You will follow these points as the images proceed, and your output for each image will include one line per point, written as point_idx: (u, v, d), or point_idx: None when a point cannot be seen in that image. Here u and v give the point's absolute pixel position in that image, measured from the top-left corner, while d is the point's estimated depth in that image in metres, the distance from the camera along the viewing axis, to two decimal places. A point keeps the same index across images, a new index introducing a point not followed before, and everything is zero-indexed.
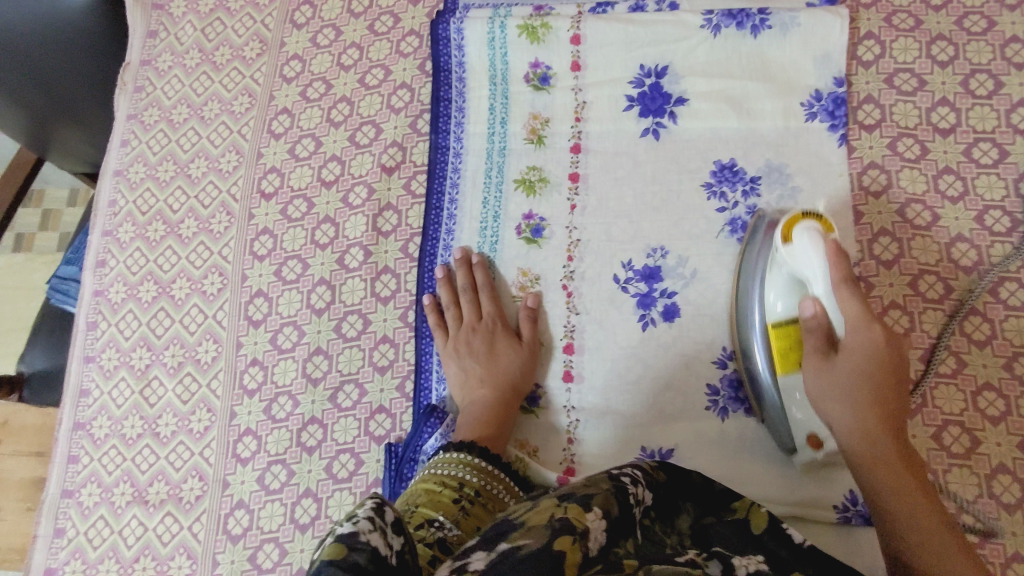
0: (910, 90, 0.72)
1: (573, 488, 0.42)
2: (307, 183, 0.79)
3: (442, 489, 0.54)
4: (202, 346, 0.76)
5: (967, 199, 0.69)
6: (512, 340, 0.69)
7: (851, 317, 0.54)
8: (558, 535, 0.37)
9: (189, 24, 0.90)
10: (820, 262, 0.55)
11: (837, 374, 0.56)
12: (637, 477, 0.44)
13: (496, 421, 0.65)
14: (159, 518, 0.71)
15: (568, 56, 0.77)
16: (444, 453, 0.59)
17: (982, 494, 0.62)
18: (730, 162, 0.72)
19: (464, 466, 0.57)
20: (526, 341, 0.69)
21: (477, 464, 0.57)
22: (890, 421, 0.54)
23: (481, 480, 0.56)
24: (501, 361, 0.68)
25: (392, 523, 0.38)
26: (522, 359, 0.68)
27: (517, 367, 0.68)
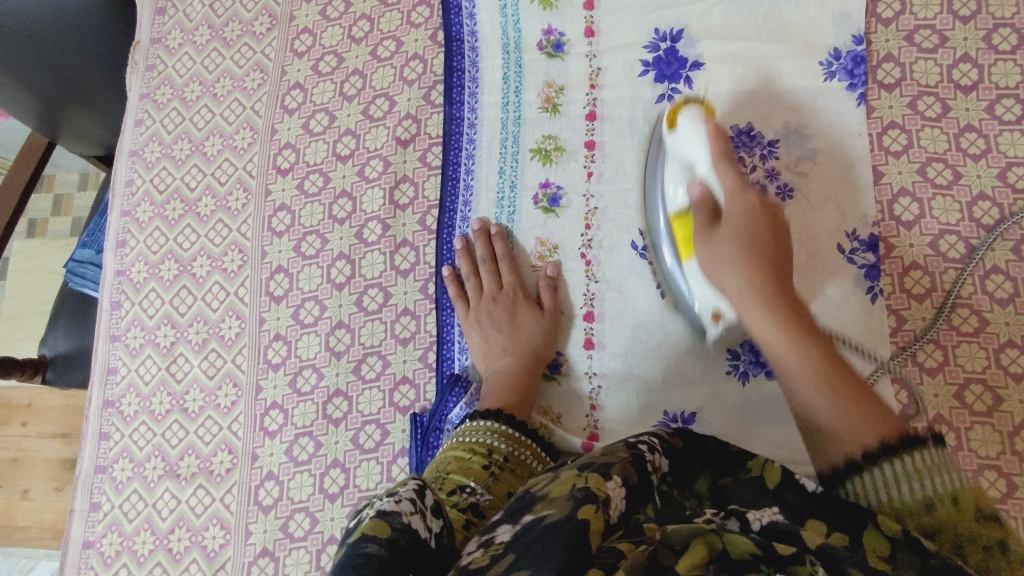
0: (931, 47, 0.71)
1: (590, 459, 0.42)
2: (322, 158, 0.79)
3: (472, 457, 0.55)
4: (225, 322, 0.77)
5: (990, 156, 0.68)
6: (532, 307, 0.70)
7: (728, 183, 0.57)
8: (580, 505, 0.37)
9: (197, 0, 0.89)
10: (703, 144, 0.60)
11: (720, 239, 0.56)
12: (653, 445, 0.44)
13: (519, 388, 0.65)
14: (192, 490, 0.72)
15: (582, 22, 0.76)
16: (472, 421, 0.60)
17: (1006, 451, 0.62)
18: (747, 127, 0.72)
19: (493, 434, 0.58)
20: (547, 309, 0.70)
21: (505, 432, 0.58)
22: (775, 275, 0.53)
23: (508, 448, 0.57)
24: (523, 329, 0.69)
25: (432, 507, 0.40)
26: (543, 327, 0.69)
27: (539, 334, 0.69)
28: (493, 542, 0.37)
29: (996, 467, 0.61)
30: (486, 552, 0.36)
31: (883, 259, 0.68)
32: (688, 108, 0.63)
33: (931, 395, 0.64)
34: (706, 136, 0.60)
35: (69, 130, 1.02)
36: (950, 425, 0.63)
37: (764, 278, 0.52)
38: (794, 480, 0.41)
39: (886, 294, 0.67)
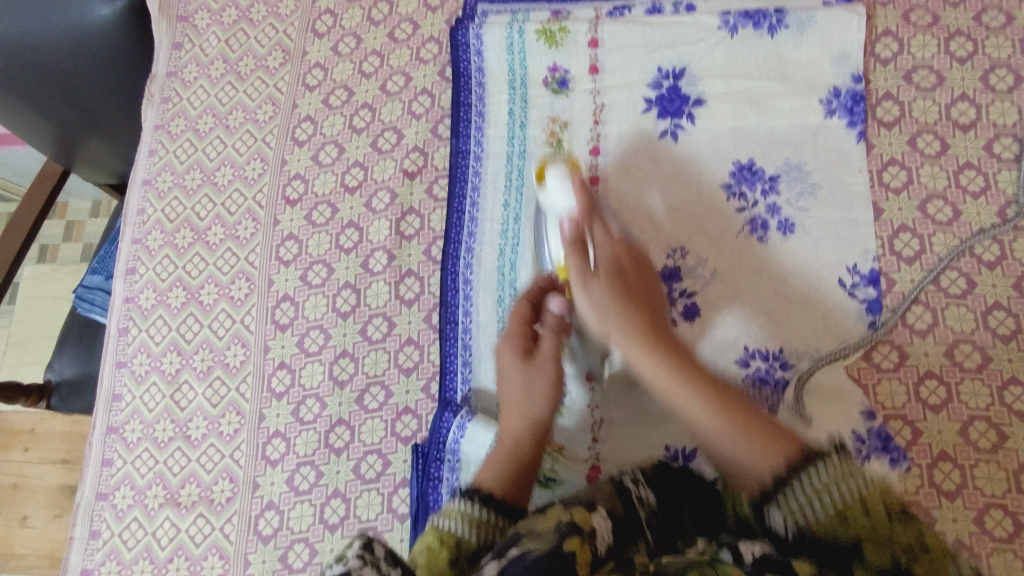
0: (929, 86, 0.72)
1: (578, 497, 0.48)
2: (330, 190, 0.80)
3: (440, 547, 0.49)
4: (230, 350, 0.77)
5: (989, 194, 0.69)
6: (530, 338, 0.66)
7: (606, 256, 0.64)
8: (570, 536, 0.42)
9: (213, 35, 0.92)
10: (569, 197, 0.66)
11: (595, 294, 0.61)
12: (637, 477, 0.53)
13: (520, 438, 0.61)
14: (191, 519, 0.72)
15: (587, 60, 0.77)
16: (462, 502, 0.54)
17: (1011, 489, 0.61)
18: (749, 162, 0.73)
19: (460, 518, 0.52)
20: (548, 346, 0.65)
21: (474, 512, 0.53)
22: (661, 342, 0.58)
23: (475, 531, 0.51)
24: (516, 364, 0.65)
25: (385, 559, 0.39)
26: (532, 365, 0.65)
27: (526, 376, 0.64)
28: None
29: (1001, 506, 0.61)
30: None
31: (885, 293, 0.68)
32: (556, 165, 0.69)
33: (934, 431, 0.64)
34: (574, 190, 0.66)
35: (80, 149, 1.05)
36: (955, 462, 0.63)
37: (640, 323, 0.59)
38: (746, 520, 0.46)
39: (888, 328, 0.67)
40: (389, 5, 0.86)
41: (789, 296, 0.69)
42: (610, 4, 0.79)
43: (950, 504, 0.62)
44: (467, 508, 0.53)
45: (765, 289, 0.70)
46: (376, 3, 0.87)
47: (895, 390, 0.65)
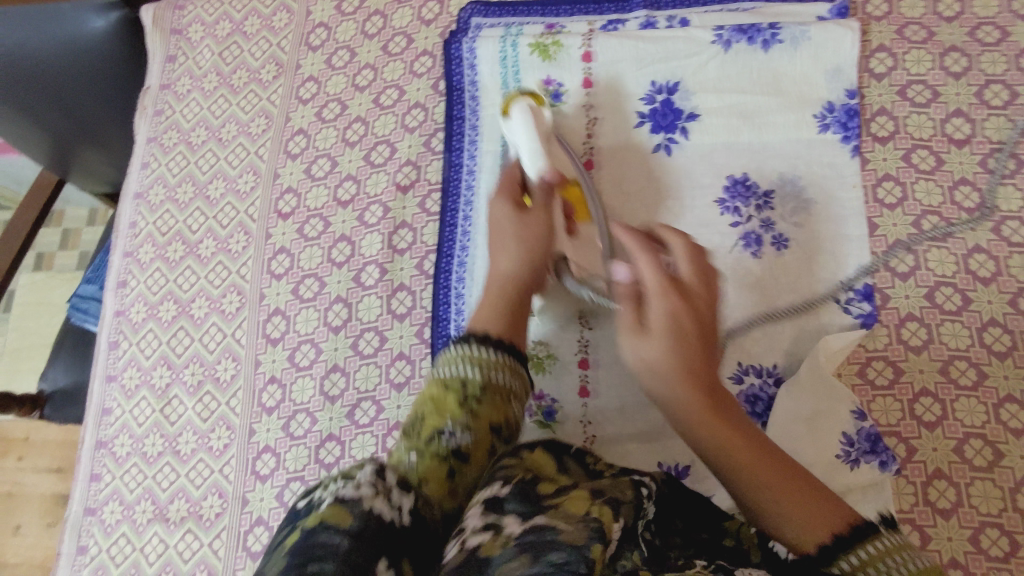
0: (923, 101, 0.72)
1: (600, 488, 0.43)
2: (323, 203, 0.80)
3: (444, 391, 0.54)
4: (221, 364, 0.77)
5: (984, 210, 0.68)
6: (521, 223, 0.66)
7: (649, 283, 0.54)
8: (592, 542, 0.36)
9: (207, 49, 0.91)
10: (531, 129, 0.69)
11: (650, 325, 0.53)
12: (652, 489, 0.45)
13: (501, 319, 0.60)
14: (180, 535, 0.72)
15: (580, 74, 0.77)
16: (466, 345, 0.57)
17: (1008, 508, 0.61)
18: (743, 176, 0.72)
19: (466, 360, 0.55)
20: (535, 217, 0.66)
21: (488, 357, 0.56)
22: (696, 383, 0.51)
23: (484, 377, 0.54)
24: (498, 266, 0.66)
25: (392, 485, 0.43)
26: (521, 248, 0.65)
27: (511, 263, 0.65)
28: (502, 530, 0.40)
29: (998, 525, 0.60)
30: (495, 538, 0.39)
31: (880, 309, 0.67)
32: (521, 99, 0.71)
33: (929, 449, 0.63)
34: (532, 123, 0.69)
35: (76, 159, 1.05)
36: (950, 480, 0.62)
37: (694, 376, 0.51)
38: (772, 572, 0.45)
39: (883, 344, 0.66)
40: (383, 18, 0.86)
41: (783, 311, 0.68)
42: (604, 19, 0.79)
43: (946, 524, 0.61)
44: (481, 353, 0.56)
45: (758, 305, 0.69)
46: (370, 16, 0.87)
47: (890, 407, 0.65)
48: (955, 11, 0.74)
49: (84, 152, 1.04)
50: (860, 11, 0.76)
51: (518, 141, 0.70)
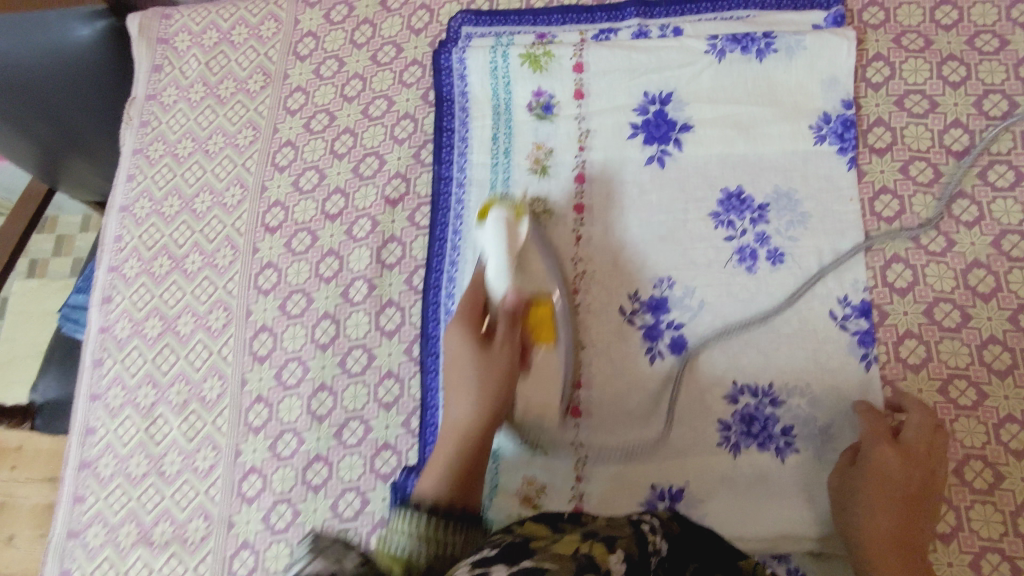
0: (921, 112, 0.71)
1: (598, 528, 0.45)
2: (310, 217, 0.79)
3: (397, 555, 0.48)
4: (207, 382, 0.75)
5: (983, 224, 0.67)
6: (484, 369, 0.63)
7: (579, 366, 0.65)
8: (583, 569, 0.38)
9: (193, 59, 0.90)
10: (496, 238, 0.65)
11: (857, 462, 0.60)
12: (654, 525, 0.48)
13: (450, 475, 0.58)
14: (164, 559, 0.70)
15: (571, 84, 0.76)
16: (410, 517, 0.52)
17: (1008, 532, 0.59)
18: (737, 189, 0.71)
19: (409, 535, 0.51)
20: (497, 357, 0.64)
21: (425, 525, 0.52)
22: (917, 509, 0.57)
23: (431, 549, 0.50)
24: (452, 412, 0.63)
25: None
26: (479, 394, 0.62)
27: (468, 410, 0.62)
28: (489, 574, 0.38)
29: (998, 550, 0.59)
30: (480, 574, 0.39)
31: (878, 326, 0.66)
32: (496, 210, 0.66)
33: None
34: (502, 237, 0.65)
35: (64, 168, 1.04)
36: (950, 503, 0.61)
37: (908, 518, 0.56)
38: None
39: (880, 361, 0.65)
40: (372, 27, 0.85)
41: (779, 328, 0.67)
42: (596, 28, 0.78)
43: (945, 548, 0.60)
44: (418, 522, 0.52)
45: (755, 322, 0.68)
46: (359, 25, 0.85)
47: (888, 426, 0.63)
48: (954, 18, 0.72)
49: (72, 161, 1.03)
50: (857, 19, 0.74)
51: (487, 252, 0.65)
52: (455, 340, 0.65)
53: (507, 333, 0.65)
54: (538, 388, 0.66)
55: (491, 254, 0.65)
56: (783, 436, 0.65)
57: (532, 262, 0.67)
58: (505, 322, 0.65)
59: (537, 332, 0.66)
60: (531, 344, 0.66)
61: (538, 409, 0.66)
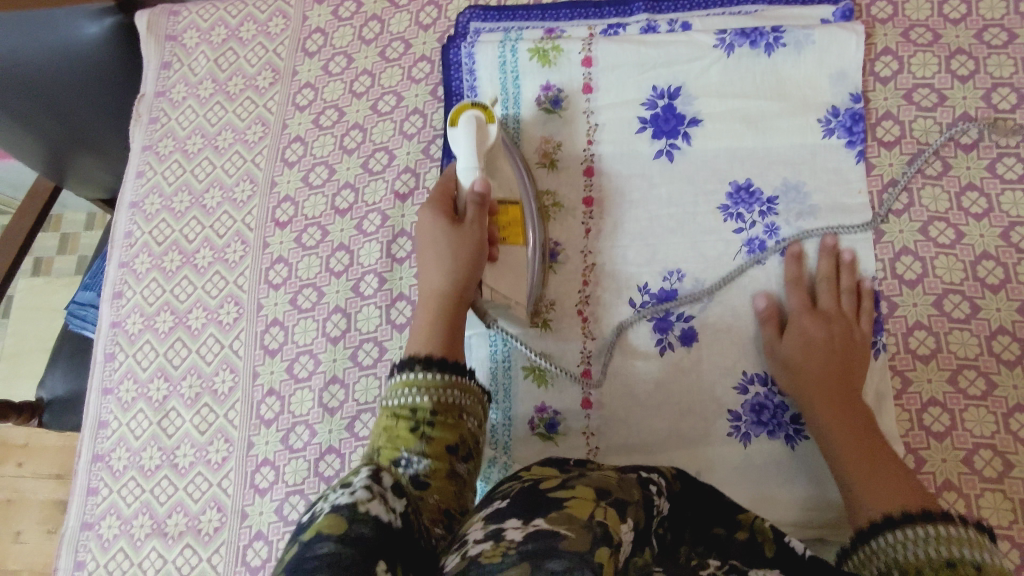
0: (929, 106, 0.71)
1: (610, 486, 0.44)
2: (321, 211, 0.79)
3: (397, 422, 0.58)
4: (219, 376, 0.76)
5: (992, 216, 0.67)
6: (455, 240, 0.65)
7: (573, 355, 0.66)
8: (598, 546, 0.37)
9: (202, 55, 0.90)
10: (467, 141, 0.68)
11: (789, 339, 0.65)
12: (661, 489, 0.48)
13: (433, 339, 0.62)
14: (178, 550, 0.71)
15: (580, 79, 0.76)
16: (409, 372, 0.60)
17: (1018, 520, 0.60)
18: (746, 182, 0.71)
19: (415, 390, 0.59)
20: (467, 231, 0.65)
21: (431, 380, 0.59)
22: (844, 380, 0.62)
23: (433, 400, 0.58)
24: (429, 277, 0.66)
25: (390, 490, 0.46)
26: (453, 263, 0.65)
27: (443, 278, 0.65)
28: (503, 538, 0.39)
29: (1008, 538, 0.59)
30: (496, 547, 0.39)
31: (886, 317, 0.67)
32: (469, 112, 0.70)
33: (938, 460, 0.62)
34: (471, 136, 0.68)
35: (72, 165, 1.04)
36: (960, 491, 0.61)
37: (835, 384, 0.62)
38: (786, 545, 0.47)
39: (889, 351, 0.66)
40: (381, 23, 0.85)
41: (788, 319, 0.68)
42: (604, 23, 0.78)
43: None
44: (417, 377, 0.59)
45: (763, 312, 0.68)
46: (367, 21, 0.86)
47: (899, 416, 0.64)
48: (962, 13, 0.73)
49: (80, 158, 1.03)
50: (865, 13, 0.75)
51: (459, 151, 0.69)
52: (428, 219, 0.67)
53: (477, 217, 0.66)
54: (506, 279, 0.69)
55: (461, 151, 0.69)
56: (793, 425, 0.65)
57: (501, 165, 0.72)
58: (474, 207, 0.66)
59: (506, 231, 0.70)
60: (498, 240, 0.70)
61: (505, 297, 0.69)
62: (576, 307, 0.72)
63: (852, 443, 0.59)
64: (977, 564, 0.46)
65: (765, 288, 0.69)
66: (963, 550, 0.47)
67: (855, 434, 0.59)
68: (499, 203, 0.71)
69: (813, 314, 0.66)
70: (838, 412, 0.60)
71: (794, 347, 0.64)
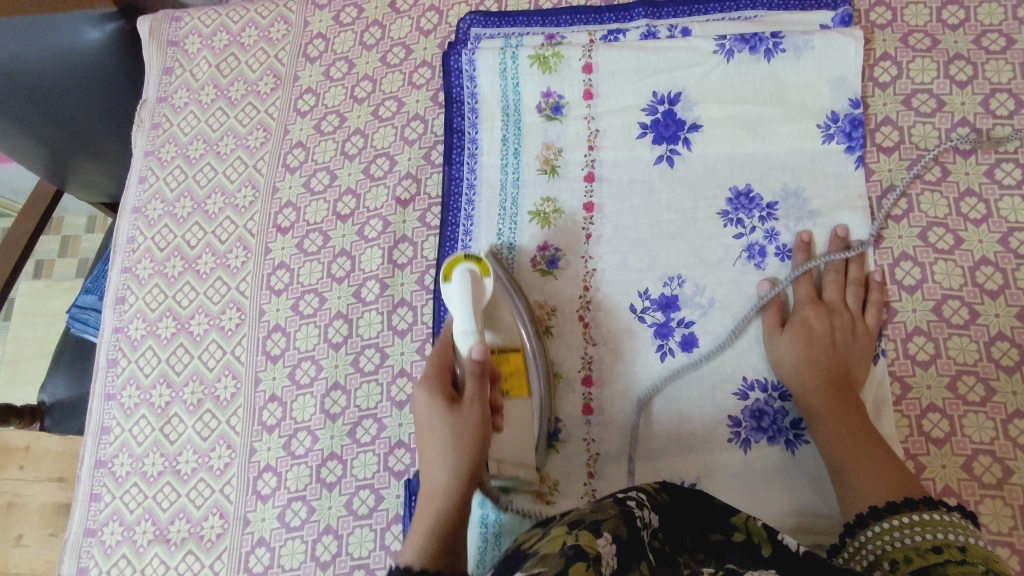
0: (928, 111, 0.71)
1: (582, 515, 0.45)
2: (322, 217, 0.79)
3: None
4: (221, 382, 0.76)
5: (991, 221, 0.67)
6: (455, 424, 0.60)
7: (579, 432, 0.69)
8: (573, 563, 0.40)
9: (204, 60, 0.90)
10: (465, 306, 0.66)
11: (790, 335, 0.66)
12: (641, 501, 0.48)
13: (428, 549, 0.55)
14: (181, 556, 0.71)
15: (580, 85, 0.76)
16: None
17: (1017, 526, 0.60)
18: (746, 188, 0.72)
19: None
20: (468, 415, 0.60)
21: None
22: (840, 375, 0.64)
23: None
24: (429, 476, 0.59)
25: None
26: (455, 453, 0.59)
27: (445, 475, 0.59)
28: None
29: (1008, 544, 0.59)
30: None
31: (886, 323, 0.67)
32: (463, 264, 0.68)
33: (938, 466, 0.62)
34: (469, 299, 0.66)
35: (73, 170, 1.05)
36: (959, 497, 0.61)
37: (834, 379, 0.63)
38: (778, 542, 0.46)
39: (888, 356, 0.66)
40: (381, 29, 0.85)
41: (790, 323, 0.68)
42: (604, 28, 0.78)
43: None
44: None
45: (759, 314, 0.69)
46: (368, 26, 0.86)
47: (898, 421, 0.64)
48: (961, 18, 0.73)
49: (81, 163, 1.03)
50: (864, 19, 0.75)
51: (454, 308, 0.66)
52: (424, 403, 0.61)
53: (478, 393, 0.61)
54: (512, 448, 0.66)
55: (458, 316, 0.66)
56: (793, 429, 0.66)
57: (499, 310, 0.71)
58: (474, 381, 0.61)
59: (510, 385, 0.67)
60: (502, 403, 0.65)
61: (512, 462, 0.66)
62: (577, 313, 0.72)
63: (852, 446, 0.59)
64: (965, 548, 0.49)
65: (775, 276, 0.70)
66: (948, 533, 0.50)
67: (856, 433, 0.60)
68: (498, 357, 0.68)
69: (816, 306, 0.67)
70: (840, 407, 0.62)
71: (795, 343, 0.66)
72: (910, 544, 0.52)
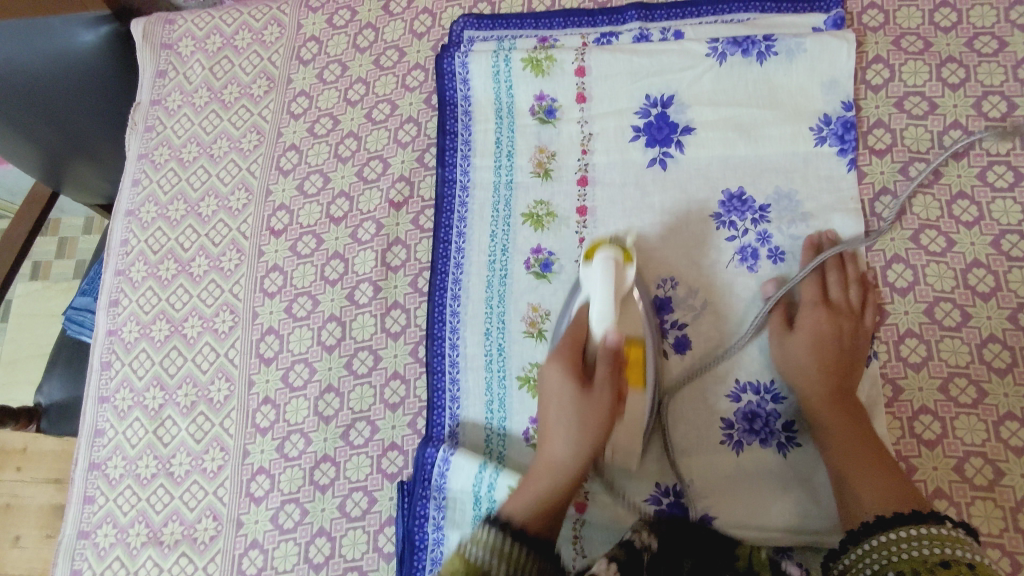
0: (920, 114, 0.71)
1: None
2: (316, 220, 0.79)
3: None
4: (214, 384, 0.76)
5: (983, 224, 0.67)
6: (582, 418, 0.61)
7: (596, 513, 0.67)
8: None
9: (197, 62, 0.90)
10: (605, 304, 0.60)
11: (798, 337, 0.66)
12: None
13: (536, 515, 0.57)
14: (174, 558, 0.71)
15: (573, 88, 0.76)
16: None
17: (1008, 528, 0.60)
18: (739, 190, 0.72)
19: None
20: (597, 401, 0.61)
21: None
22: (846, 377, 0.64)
23: None
24: (552, 447, 0.62)
25: None
26: (579, 443, 0.61)
27: (568, 452, 0.61)
28: None
29: (999, 546, 0.60)
30: None
31: (879, 326, 0.67)
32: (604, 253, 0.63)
33: (929, 468, 0.63)
34: (610, 310, 0.60)
35: (69, 173, 1.05)
36: (951, 500, 0.62)
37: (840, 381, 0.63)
38: None
39: (880, 359, 0.66)
40: (375, 31, 0.86)
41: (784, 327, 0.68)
42: (597, 32, 0.78)
43: None
44: None
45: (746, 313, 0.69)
46: (361, 29, 0.86)
47: (890, 424, 0.64)
48: (953, 20, 0.73)
49: (77, 165, 1.03)
50: (856, 21, 0.75)
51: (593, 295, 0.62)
52: (555, 372, 0.63)
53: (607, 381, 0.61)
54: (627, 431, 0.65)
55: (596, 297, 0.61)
56: (785, 432, 0.66)
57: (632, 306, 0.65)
58: (606, 365, 0.60)
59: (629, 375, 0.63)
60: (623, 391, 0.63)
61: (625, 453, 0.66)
62: None
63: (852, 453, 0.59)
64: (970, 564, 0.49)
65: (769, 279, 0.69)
66: (953, 548, 0.50)
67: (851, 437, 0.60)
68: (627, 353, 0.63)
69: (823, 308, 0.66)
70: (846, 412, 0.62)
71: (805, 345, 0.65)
72: (913, 557, 0.52)
